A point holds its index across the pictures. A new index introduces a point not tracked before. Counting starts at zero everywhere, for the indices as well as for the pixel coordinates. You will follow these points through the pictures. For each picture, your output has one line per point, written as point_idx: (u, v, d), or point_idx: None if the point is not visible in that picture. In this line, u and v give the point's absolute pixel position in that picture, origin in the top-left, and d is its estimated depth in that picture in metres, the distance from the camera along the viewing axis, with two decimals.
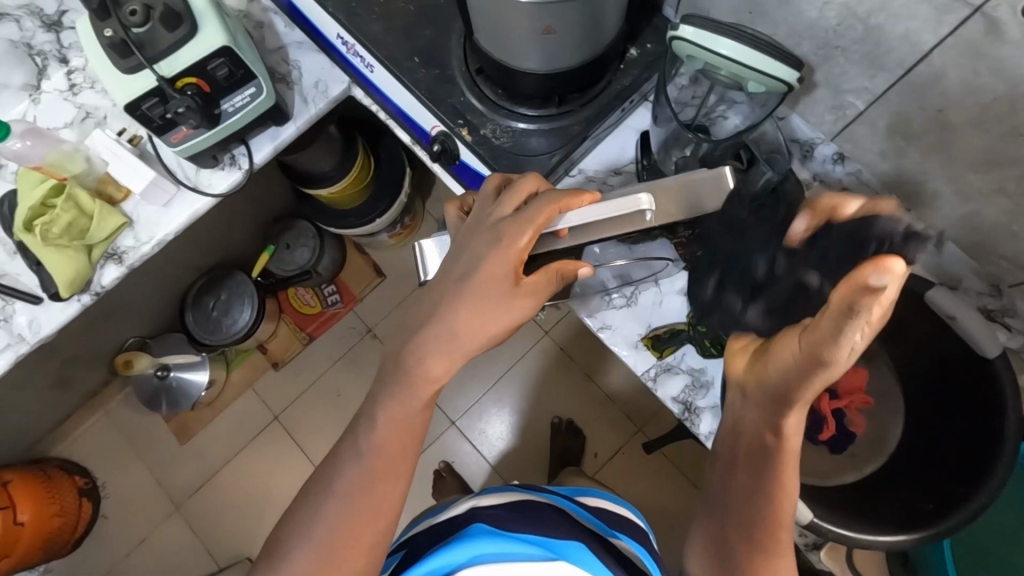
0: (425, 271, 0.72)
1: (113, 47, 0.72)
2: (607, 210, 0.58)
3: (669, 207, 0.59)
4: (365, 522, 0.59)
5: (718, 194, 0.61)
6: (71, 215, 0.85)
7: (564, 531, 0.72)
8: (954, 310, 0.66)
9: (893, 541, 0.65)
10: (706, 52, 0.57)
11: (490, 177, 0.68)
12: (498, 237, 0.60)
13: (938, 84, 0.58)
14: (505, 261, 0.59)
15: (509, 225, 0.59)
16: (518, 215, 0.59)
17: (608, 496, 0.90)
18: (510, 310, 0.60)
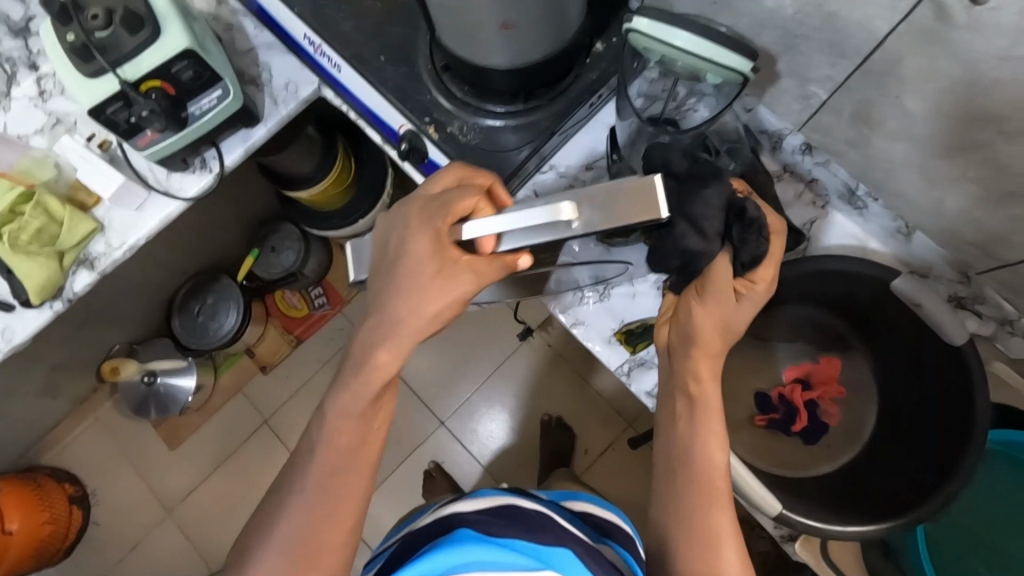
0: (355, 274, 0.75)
1: (76, 51, 0.73)
2: (511, 224, 0.53)
3: (604, 213, 0.52)
4: (326, 515, 0.62)
5: (659, 203, 0.51)
6: (40, 221, 0.84)
7: (549, 535, 0.71)
8: (920, 297, 0.66)
9: (864, 531, 0.65)
10: (662, 45, 0.56)
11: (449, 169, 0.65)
12: (419, 209, 0.62)
13: (897, 70, 0.58)
14: (427, 238, 0.60)
15: (430, 204, 0.62)
16: (439, 199, 0.62)
17: (594, 498, 0.89)
18: (452, 290, 0.60)
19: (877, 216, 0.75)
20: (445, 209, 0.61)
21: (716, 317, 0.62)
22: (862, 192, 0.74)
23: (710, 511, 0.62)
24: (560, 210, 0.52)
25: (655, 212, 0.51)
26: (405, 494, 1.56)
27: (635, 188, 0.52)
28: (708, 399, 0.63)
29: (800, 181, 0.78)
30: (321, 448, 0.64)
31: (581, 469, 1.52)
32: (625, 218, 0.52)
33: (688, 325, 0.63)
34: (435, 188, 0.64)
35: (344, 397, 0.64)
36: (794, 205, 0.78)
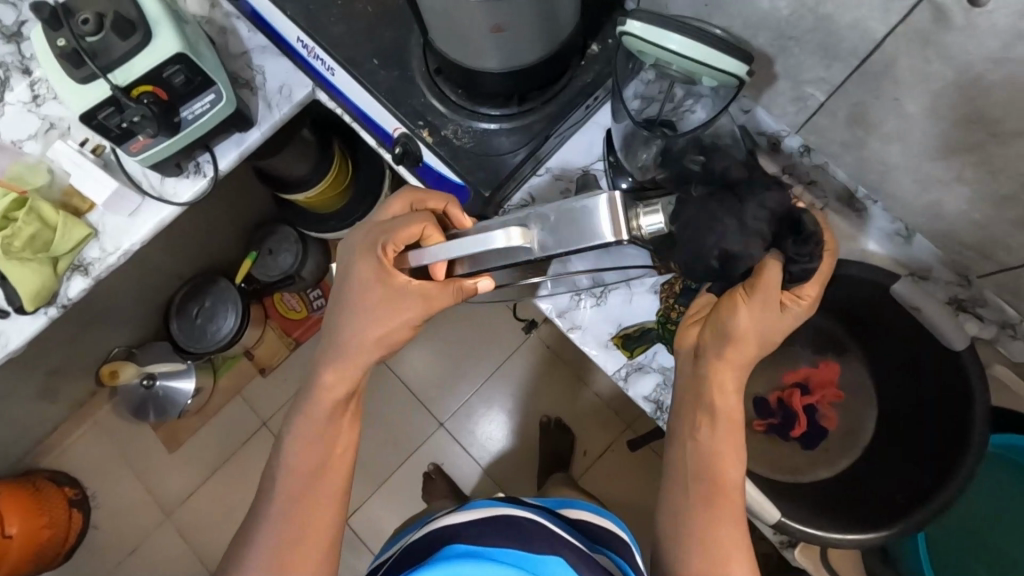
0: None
1: (66, 56, 0.72)
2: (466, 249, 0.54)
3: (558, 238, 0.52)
4: (308, 514, 0.67)
5: (617, 223, 0.50)
6: (33, 227, 0.84)
7: (543, 542, 0.71)
8: (920, 301, 0.65)
9: (863, 539, 0.64)
10: (655, 48, 0.55)
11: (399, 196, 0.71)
12: (367, 235, 0.68)
13: (892, 73, 0.57)
14: (371, 263, 0.66)
15: (375, 229, 0.67)
16: (387, 226, 0.67)
17: (591, 506, 0.88)
18: (400, 313, 0.66)
19: (876, 219, 0.74)
20: (388, 233, 0.66)
21: (758, 321, 0.59)
22: (861, 194, 0.73)
23: (714, 526, 0.60)
24: (513, 234, 0.52)
25: (611, 233, 0.50)
26: (404, 496, 1.55)
27: (587, 209, 0.51)
28: (727, 411, 0.62)
29: (799, 183, 0.78)
30: (304, 455, 0.68)
31: (580, 471, 1.52)
32: (579, 240, 0.51)
33: (728, 326, 0.60)
34: (387, 214, 0.69)
35: (313, 410, 0.69)
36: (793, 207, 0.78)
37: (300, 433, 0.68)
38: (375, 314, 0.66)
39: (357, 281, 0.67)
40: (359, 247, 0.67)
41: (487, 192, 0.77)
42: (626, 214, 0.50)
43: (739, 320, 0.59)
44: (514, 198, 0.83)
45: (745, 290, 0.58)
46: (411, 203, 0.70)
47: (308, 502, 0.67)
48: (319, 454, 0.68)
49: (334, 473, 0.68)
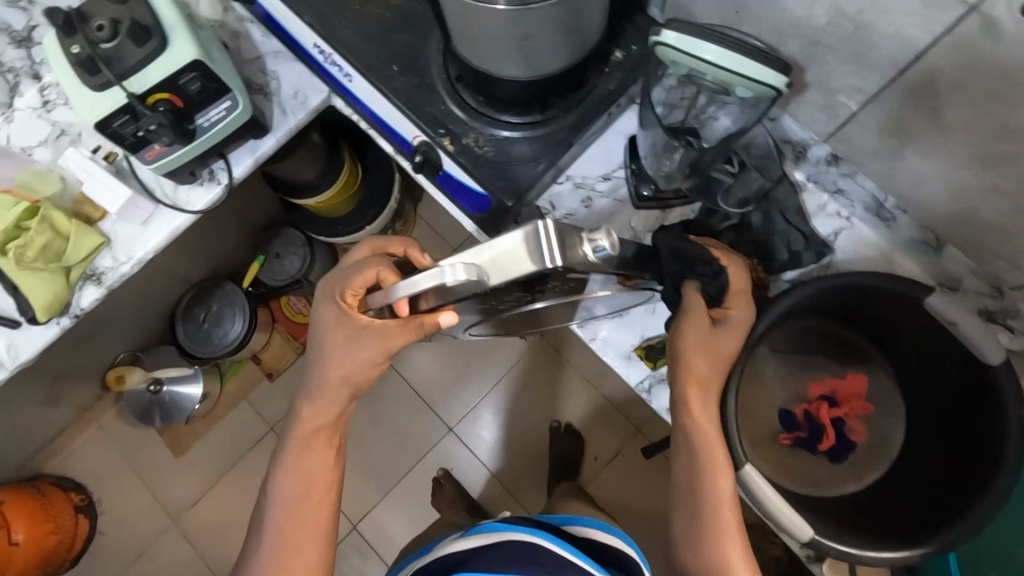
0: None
1: (82, 63, 0.70)
2: (419, 286, 0.54)
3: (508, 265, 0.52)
4: (294, 543, 0.70)
5: (550, 249, 0.50)
6: (45, 237, 0.82)
7: (549, 557, 0.75)
8: (953, 314, 0.63)
9: (896, 557, 0.63)
10: (690, 58, 0.53)
11: (360, 245, 0.73)
12: (327, 285, 0.69)
13: (933, 83, 0.56)
14: (332, 309, 0.67)
15: (336, 277, 0.68)
16: (345, 272, 0.68)
17: (595, 523, 0.88)
18: (358, 351, 0.66)
19: (904, 229, 0.73)
20: (345, 281, 0.67)
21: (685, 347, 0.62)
22: (890, 204, 0.72)
23: (720, 553, 0.62)
24: (457, 271, 0.52)
25: (547, 260, 0.50)
26: (413, 501, 1.54)
27: (521, 240, 0.51)
28: (705, 429, 0.63)
29: (824, 191, 0.77)
30: (291, 484, 0.72)
31: (587, 478, 1.50)
32: (520, 270, 0.51)
33: (676, 352, 0.63)
34: (349, 261, 0.71)
35: (294, 447, 0.72)
36: (818, 215, 0.77)
37: (290, 465, 0.72)
38: (336, 351, 0.67)
39: (320, 330, 0.69)
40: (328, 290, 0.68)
41: (510, 201, 0.75)
42: (559, 240, 0.51)
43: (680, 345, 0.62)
44: (535, 206, 0.82)
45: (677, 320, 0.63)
46: (369, 250, 0.72)
47: (294, 529, 0.71)
48: (302, 485, 0.72)
49: (319, 503, 0.72)
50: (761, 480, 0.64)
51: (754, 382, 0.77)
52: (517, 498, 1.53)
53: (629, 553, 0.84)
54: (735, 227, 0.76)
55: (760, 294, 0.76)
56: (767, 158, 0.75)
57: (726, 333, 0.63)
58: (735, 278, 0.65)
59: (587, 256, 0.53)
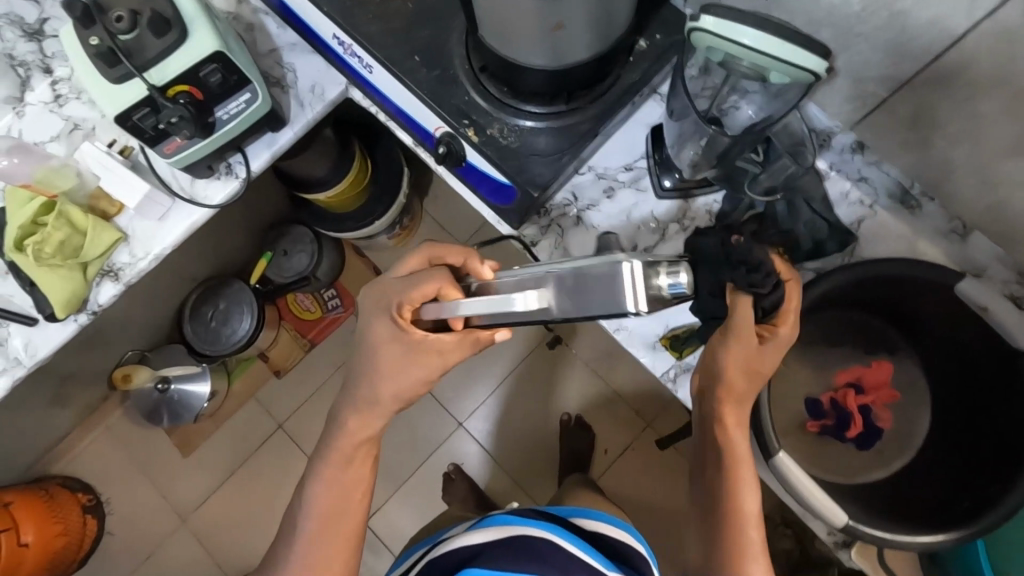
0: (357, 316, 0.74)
1: (101, 56, 0.69)
2: (485, 307, 0.52)
3: (578, 297, 0.48)
4: (327, 549, 0.71)
5: (628, 290, 0.45)
6: (63, 232, 0.82)
7: (560, 556, 0.77)
8: (985, 300, 0.64)
9: (933, 542, 0.64)
10: (728, 42, 0.53)
11: (414, 252, 0.69)
12: (382, 294, 0.67)
13: (969, 70, 0.56)
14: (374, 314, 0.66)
15: (389, 290, 0.66)
16: (400, 283, 0.65)
17: (606, 517, 0.91)
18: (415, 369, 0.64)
19: (931, 216, 0.74)
20: (401, 292, 0.64)
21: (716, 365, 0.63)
22: (916, 190, 0.73)
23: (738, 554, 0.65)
24: (531, 297, 0.50)
25: (624, 302, 0.45)
26: (424, 498, 1.54)
27: (599, 274, 0.47)
28: (733, 449, 0.64)
29: (848, 179, 0.75)
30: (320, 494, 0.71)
31: (598, 471, 1.50)
32: (593, 307, 0.48)
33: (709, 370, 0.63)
34: (404, 269, 0.68)
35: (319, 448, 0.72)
36: (841, 204, 0.76)
37: (321, 465, 0.71)
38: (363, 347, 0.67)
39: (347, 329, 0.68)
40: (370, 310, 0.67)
41: (536, 193, 0.75)
42: (643, 283, 0.46)
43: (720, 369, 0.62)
44: (557, 196, 0.82)
45: (720, 334, 0.61)
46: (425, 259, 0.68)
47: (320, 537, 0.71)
48: (337, 494, 0.71)
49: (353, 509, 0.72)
50: (793, 464, 0.65)
51: (782, 372, 0.77)
52: (530, 493, 1.53)
53: (637, 549, 0.88)
54: (759, 217, 0.75)
55: None
56: (801, 145, 0.73)
57: (770, 350, 0.61)
58: (791, 296, 0.60)
59: (660, 289, 0.47)
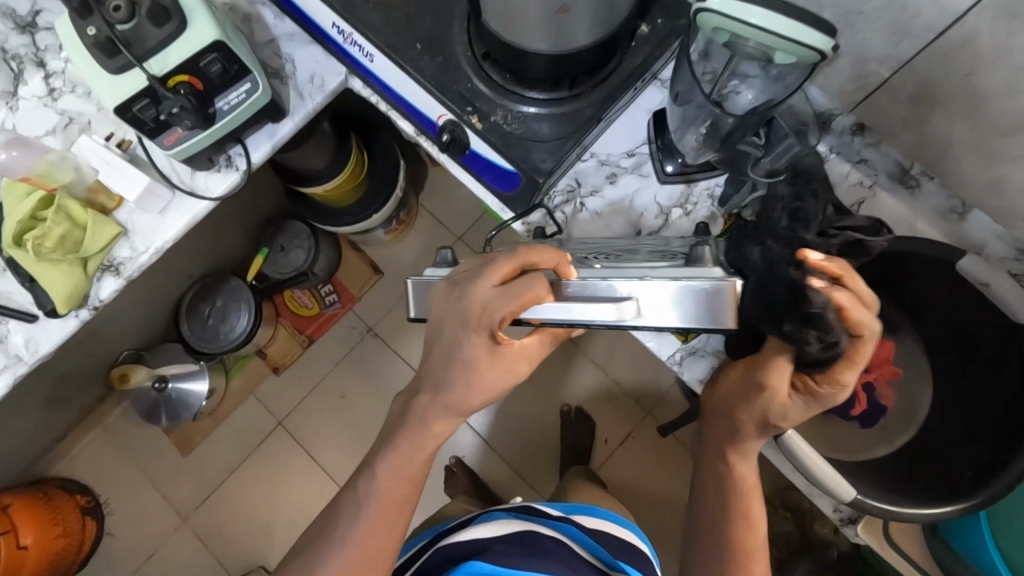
0: (413, 310, 0.69)
1: (99, 45, 0.69)
2: (584, 314, 0.54)
3: (672, 309, 0.55)
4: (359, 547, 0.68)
5: (733, 312, 0.54)
6: (63, 227, 0.81)
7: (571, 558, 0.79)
8: (988, 277, 0.65)
9: (941, 513, 0.65)
10: (734, 22, 0.54)
11: (503, 259, 0.59)
12: (469, 311, 0.59)
13: (970, 47, 0.57)
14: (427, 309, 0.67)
15: (484, 305, 0.58)
16: (496, 296, 0.57)
17: (607, 515, 0.92)
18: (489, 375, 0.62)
19: (930, 195, 0.74)
20: (498, 310, 0.56)
21: (729, 407, 0.68)
22: (915, 170, 0.74)
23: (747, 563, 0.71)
24: (628, 307, 0.53)
25: (722, 319, 0.55)
26: (427, 492, 1.54)
27: (709, 293, 0.54)
28: (744, 476, 0.71)
29: (848, 161, 0.76)
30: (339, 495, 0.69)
31: (599, 461, 1.51)
32: (686, 319, 0.55)
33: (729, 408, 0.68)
34: (495, 276, 0.58)
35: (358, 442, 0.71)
36: (842, 185, 0.76)
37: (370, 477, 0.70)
38: None
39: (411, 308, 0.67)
40: (455, 326, 0.60)
41: (541, 178, 0.76)
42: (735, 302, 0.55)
43: (740, 409, 0.66)
44: (560, 182, 0.82)
45: (763, 383, 0.63)
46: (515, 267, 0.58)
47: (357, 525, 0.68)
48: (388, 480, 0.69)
49: (384, 508, 0.69)
50: (804, 444, 0.66)
51: None
52: (532, 486, 1.53)
53: (639, 548, 0.88)
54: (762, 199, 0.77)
55: None
56: (805, 125, 0.74)
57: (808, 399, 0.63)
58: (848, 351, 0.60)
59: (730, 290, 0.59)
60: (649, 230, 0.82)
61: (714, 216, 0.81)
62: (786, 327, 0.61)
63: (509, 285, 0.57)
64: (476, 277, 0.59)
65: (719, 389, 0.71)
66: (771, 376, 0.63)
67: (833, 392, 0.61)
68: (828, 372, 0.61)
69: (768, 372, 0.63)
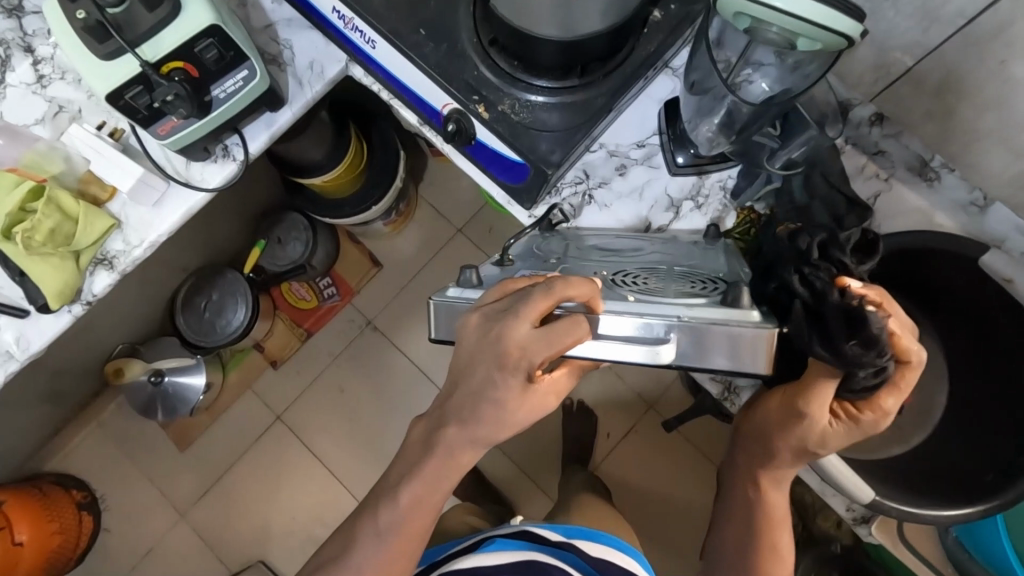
0: (435, 330, 0.63)
1: (89, 29, 0.67)
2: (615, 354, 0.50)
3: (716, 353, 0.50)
4: (368, 554, 0.69)
5: (769, 358, 0.50)
6: (54, 219, 0.77)
7: None
8: (1009, 271, 0.66)
9: (960, 515, 0.64)
10: (758, 7, 0.51)
11: (537, 295, 0.53)
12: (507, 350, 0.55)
13: (1004, 33, 0.55)
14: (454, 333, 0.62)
15: (523, 346, 0.54)
16: (536, 339, 0.53)
17: (615, 542, 0.91)
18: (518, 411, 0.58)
19: (952, 188, 0.72)
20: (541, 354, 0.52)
21: (764, 436, 0.66)
22: (936, 162, 0.71)
23: None
24: (665, 350, 0.49)
25: (762, 366, 0.50)
26: None
27: (756, 339, 0.49)
28: (772, 508, 0.71)
29: (864, 153, 0.75)
30: None
31: (601, 456, 1.50)
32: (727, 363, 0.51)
33: (763, 432, 0.66)
34: (531, 314, 0.53)
35: None
36: (857, 178, 0.76)
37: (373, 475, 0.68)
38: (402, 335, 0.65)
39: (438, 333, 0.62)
40: (490, 365, 0.56)
41: (551, 170, 0.73)
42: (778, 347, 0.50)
43: (776, 433, 0.64)
44: (569, 174, 0.80)
45: (801, 408, 0.60)
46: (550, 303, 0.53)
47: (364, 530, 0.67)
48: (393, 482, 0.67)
49: (389, 507, 0.68)
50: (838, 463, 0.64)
51: None
52: (535, 482, 1.51)
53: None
54: (775, 192, 0.76)
55: None
56: (827, 114, 0.71)
57: (847, 428, 0.60)
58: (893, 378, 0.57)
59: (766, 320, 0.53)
60: (659, 225, 0.80)
61: (725, 206, 0.79)
62: (844, 351, 0.53)
63: (549, 328, 0.52)
64: (510, 315, 0.54)
65: (751, 415, 0.69)
66: (813, 402, 0.59)
67: (875, 419, 0.59)
68: (873, 398, 0.58)
69: (809, 396, 0.59)
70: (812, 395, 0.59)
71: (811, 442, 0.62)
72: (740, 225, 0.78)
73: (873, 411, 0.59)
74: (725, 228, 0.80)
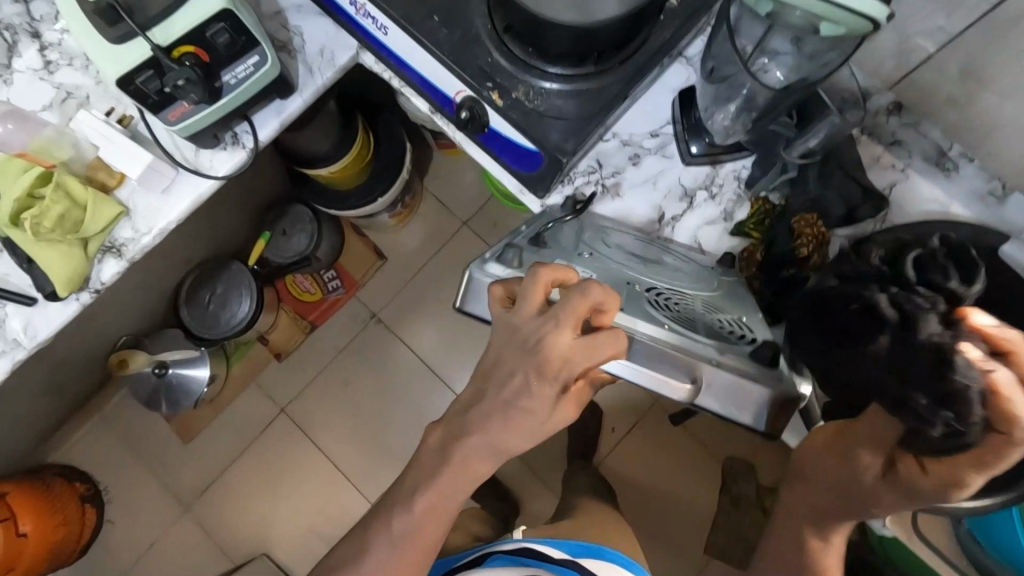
0: (464, 301, 0.65)
1: (100, 12, 0.65)
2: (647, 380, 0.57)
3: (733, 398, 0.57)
4: (382, 556, 0.66)
5: (772, 420, 0.57)
6: (62, 205, 0.77)
7: None
8: None
9: (978, 506, 0.64)
10: None
11: (579, 297, 0.56)
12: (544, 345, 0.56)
13: None
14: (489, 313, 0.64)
15: (561, 351, 0.56)
16: (575, 345, 0.55)
17: (618, 558, 0.90)
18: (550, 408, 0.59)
19: (969, 177, 0.72)
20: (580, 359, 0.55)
21: (819, 470, 0.66)
22: (954, 152, 0.73)
23: None
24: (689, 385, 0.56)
25: (763, 425, 0.57)
26: None
27: (767, 399, 0.57)
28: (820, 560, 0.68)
29: (880, 143, 0.73)
30: None
31: (606, 450, 1.50)
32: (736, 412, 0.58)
33: (820, 468, 0.66)
34: (575, 319, 0.56)
35: None
36: (873, 168, 0.74)
37: None
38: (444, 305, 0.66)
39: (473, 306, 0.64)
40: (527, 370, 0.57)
41: (565, 158, 0.73)
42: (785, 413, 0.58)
43: (832, 467, 0.64)
44: (581, 164, 0.79)
45: (859, 443, 0.60)
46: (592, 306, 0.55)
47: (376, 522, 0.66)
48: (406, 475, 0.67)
49: (403, 506, 0.66)
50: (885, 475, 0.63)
51: None
52: (541, 477, 1.51)
53: None
54: (790, 181, 0.74)
55: (819, 251, 0.71)
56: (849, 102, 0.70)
57: (905, 485, 0.56)
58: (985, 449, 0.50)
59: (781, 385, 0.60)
60: (672, 215, 0.79)
61: (740, 195, 0.78)
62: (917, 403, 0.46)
63: (593, 336, 0.55)
64: (556, 317, 0.56)
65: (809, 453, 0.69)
66: (875, 441, 0.59)
67: (943, 483, 0.53)
68: (945, 463, 0.53)
69: (870, 432, 0.60)
70: (877, 438, 0.59)
71: (867, 487, 0.60)
72: (753, 215, 0.77)
73: (946, 477, 0.53)
74: (738, 219, 0.79)
